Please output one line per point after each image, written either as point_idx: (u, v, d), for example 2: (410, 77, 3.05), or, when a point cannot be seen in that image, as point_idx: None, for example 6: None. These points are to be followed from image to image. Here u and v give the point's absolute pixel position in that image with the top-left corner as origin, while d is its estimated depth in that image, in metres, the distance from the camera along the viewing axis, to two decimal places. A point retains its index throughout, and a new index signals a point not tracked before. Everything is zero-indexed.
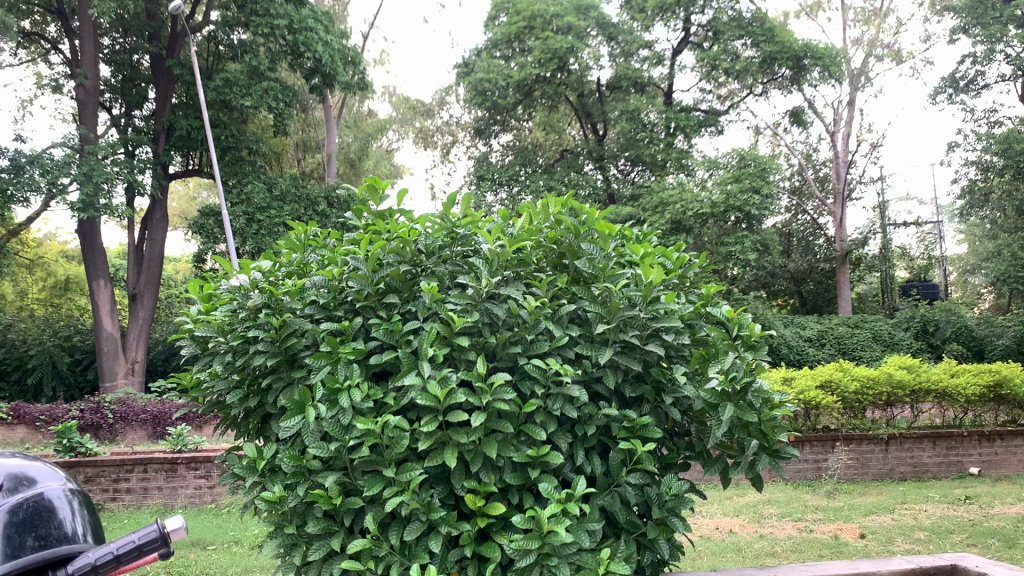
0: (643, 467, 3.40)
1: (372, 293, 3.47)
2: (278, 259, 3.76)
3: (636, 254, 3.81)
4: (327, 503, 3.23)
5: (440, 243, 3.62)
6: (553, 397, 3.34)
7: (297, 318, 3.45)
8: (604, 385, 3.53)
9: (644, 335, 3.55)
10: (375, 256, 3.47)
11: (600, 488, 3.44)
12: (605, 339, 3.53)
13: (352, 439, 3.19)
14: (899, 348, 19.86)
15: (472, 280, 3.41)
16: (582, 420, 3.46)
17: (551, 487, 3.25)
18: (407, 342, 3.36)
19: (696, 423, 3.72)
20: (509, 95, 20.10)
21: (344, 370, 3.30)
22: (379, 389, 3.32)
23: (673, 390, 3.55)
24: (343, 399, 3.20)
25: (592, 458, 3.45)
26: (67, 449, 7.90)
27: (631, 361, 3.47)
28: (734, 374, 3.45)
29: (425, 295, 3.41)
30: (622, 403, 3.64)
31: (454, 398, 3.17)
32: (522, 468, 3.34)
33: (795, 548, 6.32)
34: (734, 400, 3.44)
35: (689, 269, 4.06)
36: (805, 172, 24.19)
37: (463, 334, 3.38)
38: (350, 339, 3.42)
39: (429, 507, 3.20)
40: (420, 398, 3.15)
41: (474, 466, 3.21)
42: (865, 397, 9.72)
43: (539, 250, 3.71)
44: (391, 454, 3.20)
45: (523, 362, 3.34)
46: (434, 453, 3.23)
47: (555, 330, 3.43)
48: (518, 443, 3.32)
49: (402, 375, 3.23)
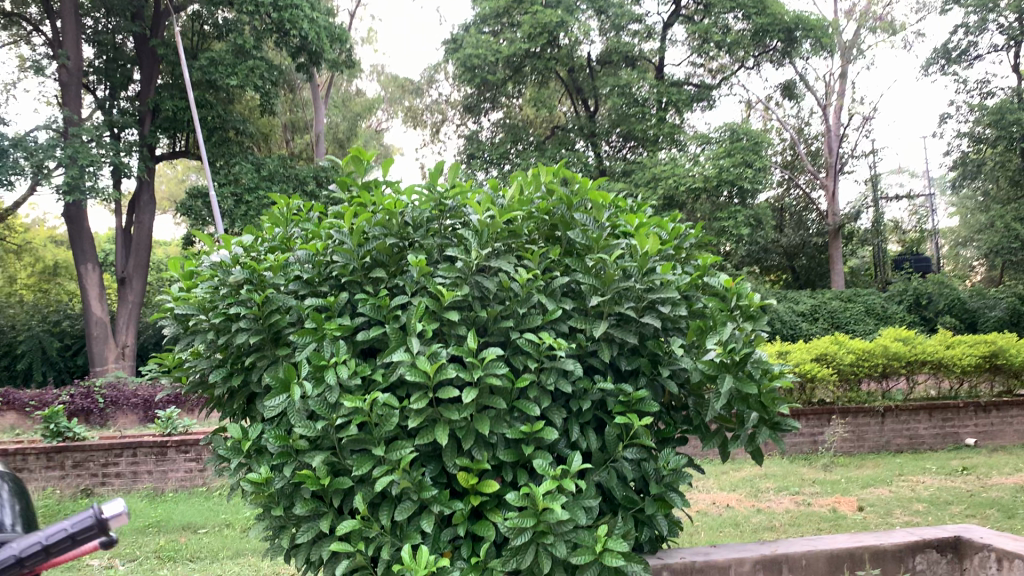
0: (640, 442, 3.31)
1: (358, 267, 3.36)
2: (260, 234, 3.63)
3: (631, 225, 3.69)
4: (315, 484, 3.14)
5: (428, 215, 3.45)
6: (546, 372, 3.24)
7: (281, 294, 3.33)
8: (598, 359, 3.44)
9: (640, 306, 3.44)
10: (361, 229, 3.35)
11: (597, 464, 3.35)
12: (599, 312, 3.43)
13: (339, 417, 3.09)
14: (893, 321, 19.84)
15: (462, 253, 3.29)
16: (577, 394, 3.36)
17: (546, 463, 3.16)
18: (395, 317, 3.25)
19: (693, 396, 3.63)
20: (499, 71, 19.87)
21: (330, 346, 3.19)
22: (367, 366, 3.21)
23: (671, 362, 3.46)
24: (330, 377, 3.09)
25: (587, 434, 3.35)
26: (55, 434, 7.79)
27: (627, 334, 3.37)
28: (733, 346, 3.34)
29: (413, 268, 3.29)
30: (617, 377, 3.54)
31: (444, 374, 3.07)
32: (515, 445, 3.24)
33: (793, 522, 6.27)
34: (733, 371, 3.33)
35: (686, 240, 3.94)
36: (797, 146, 24.07)
37: (453, 308, 3.27)
38: (337, 315, 3.31)
39: (420, 486, 3.10)
40: (410, 374, 3.05)
41: (466, 443, 3.11)
42: (861, 369, 9.67)
43: (530, 221, 3.59)
44: (380, 432, 3.10)
45: (516, 337, 3.24)
46: (424, 430, 3.13)
47: (549, 303, 3.32)
48: (511, 419, 3.23)
49: (390, 351, 3.13)
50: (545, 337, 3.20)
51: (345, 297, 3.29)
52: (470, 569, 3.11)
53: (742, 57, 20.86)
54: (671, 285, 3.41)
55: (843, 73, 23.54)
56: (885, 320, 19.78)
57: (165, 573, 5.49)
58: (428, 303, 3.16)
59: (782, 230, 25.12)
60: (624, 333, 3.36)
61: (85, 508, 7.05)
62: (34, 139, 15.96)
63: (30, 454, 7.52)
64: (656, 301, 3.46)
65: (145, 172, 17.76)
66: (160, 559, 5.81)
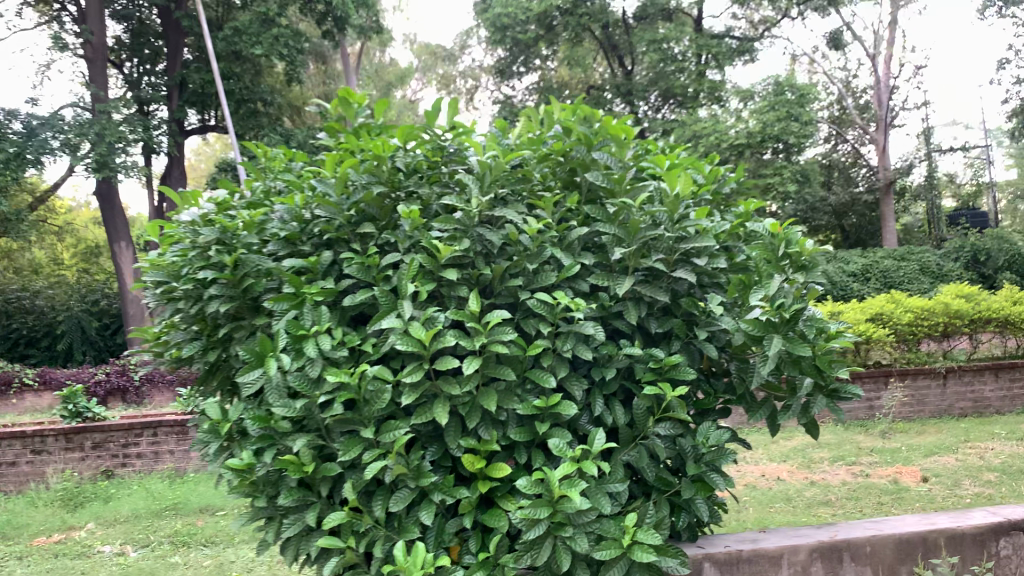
0: (674, 416, 2.84)
1: (345, 223, 2.92)
2: (237, 189, 3.21)
3: (660, 166, 3.19)
4: (299, 471, 2.73)
5: (425, 160, 3.01)
6: (563, 336, 2.79)
7: (256, 256, 2.91)
8: (624, 320, 2.97)
9: (671, 259, 2.96)
10: (346, 178, 2.91)
11: (625, 442, 2.89)
12: (624, 267, 2.95)
13: (323, 395, 2.67)
14: (949, 279, 18.94)
15: (460, 201, 2.83)
16: (600, 363, 2.90)
17: (564, 443, 2.71)
18: (386, 278, 2.83)
19: (737, 360, 3.14)
20: (531, 30, 19.24)
21: (311, 313, 2.77)
22: (355, 335, 2.79)
23: (709, 323, 2.97)
24: (310, 348, 2.67)
25: (613, 408, 2.90)
26: (74, 414, 7.59)
27: (657, 291, 2.89)
28: (783, 301, 2.86)
29: (404, 220, 2.85)
30: (648, 342, 3.07)
31: (441, 342, 2.64)
32: (530, 422, 2.80)
33: (851, 496, 5.75)
34: (782, 331, 2.85)
35: (725, 183, 3.43)
36: (845, 99, 23.06)
37: (452, 265, 2.82)
38: (321, 278, 2.88)
39: (418, 471, 2.69)
40: (402, 343, 2.62)
41: (470, 421, 2.68)
42: (920, 328, 9.04)
43: (542, 164, 3.11)
44: (371, 411, 2.68)
45: (526, 297, 2.79)
46: (422, 408, 2.71)
47: (564, 257, 2.87)
48: (524, 392, 2.79)
49: (380, 318, 2.70)
50: (562, 297, 2.75)
51: (328, 256, 2.86)
52: (478, 567, 2.69)
53: (785, 6, 19.89)
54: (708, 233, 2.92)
55: (892, 20, 22.39)
56: (941, 278, 18.90)
57: (176, 560, 5.19)
58: (422, 260, 2.72)
59: (830, 188, 24.17)
60: (654, 291, 2.90)
61: (104, 490, 6.82)
62: (63, 118, 15.79)
63: (48, 436, 7.30)
64: (690, 252, 2.98)
65: (174, 147, 17.56)
66: (174, 544, 5.52)
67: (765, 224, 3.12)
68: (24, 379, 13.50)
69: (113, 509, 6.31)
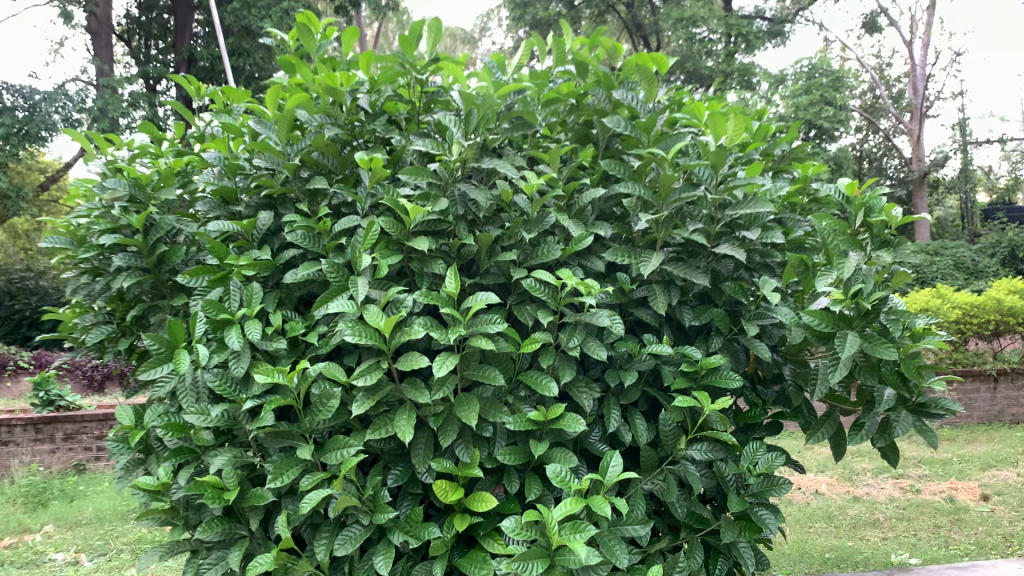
0: (713, 434, 2.17)
1: (289, 177, 2.25)
2: (161, 136, 2.56)
3: (699, 114, 2.49)
4: (220, 498, 2.09)
5: (397, 98, 2.33)
6: (569, 329, 2.13)
7: (176, 218, 2.26)
8: (649, 309, 2.29)
9: (712, 232, 2.28)
10: (291, 117, 2.25)
11: (647, 467, 2.23)
12: (652, 243, 2.28)
13: (249, 400, 2.03)
14: (985, 276, 18.01)
15: (437, 146, 2.14)
16: (618, 364, 2.23)
17: (567, 470, 2.04)
18: (340, 248, 2.16)
19: (793, 363, 2.46)
20: (552, 9, 18.46)
21: (239, 292, 2.11)
22: (297, 322, 2.13)
23: (759, 315, 2.29)
24: (233, 338, 2.03)
25: (633, 422, 2.23)
26: (46, 403, 7.02)
27: (696, 273, 2.22)
28: (860, 288, 2.16)
29: (363, 171, 2.16)
30: (679, 339, 2.39)
31: (406, 332, 1.98)
32: (524, 441, 2.14)
33: (902, 516, 5.03)
34: (857, 327, 2.17)
35: (778, 143, 2.72)
36: (880, 86, 22.11)
37: (426, 233, 2.15)
38: (256, 247, 2.22)
39: (373, 503, 2.03)
40: (353, 334, 1.96)
41: (444, 438, 2.03)
42: (967, 327, 8.27)
43: (548, 109, 2.43)
44: (313, 422, 2.03)
45: (521, 276, 2.12)
46: (381, 420, 2.05)
47: (572, 226, 2.19)
48: (517, 400, 2.12)
49: (325, 300, 2.05)
50: (569, 276, 2.09)
51: (266, 217, 2.19)
52: None
53: None
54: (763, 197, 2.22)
55: (931, 4, 21.35)
56: (977, 274, 17.97)
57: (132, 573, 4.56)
58: (384, 226, 2.04)
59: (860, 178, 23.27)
60: (691, 273, 2.22)
61: (73, 487, 6.24)
62: (66, 92, 15.21)
63: (16, 426, 6.73)
64: (739, 222, 2.29)
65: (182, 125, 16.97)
66: (134, 553, 4.91)
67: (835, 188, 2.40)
68: (19, 362, 13.03)
69: (76, 510, 5.71)
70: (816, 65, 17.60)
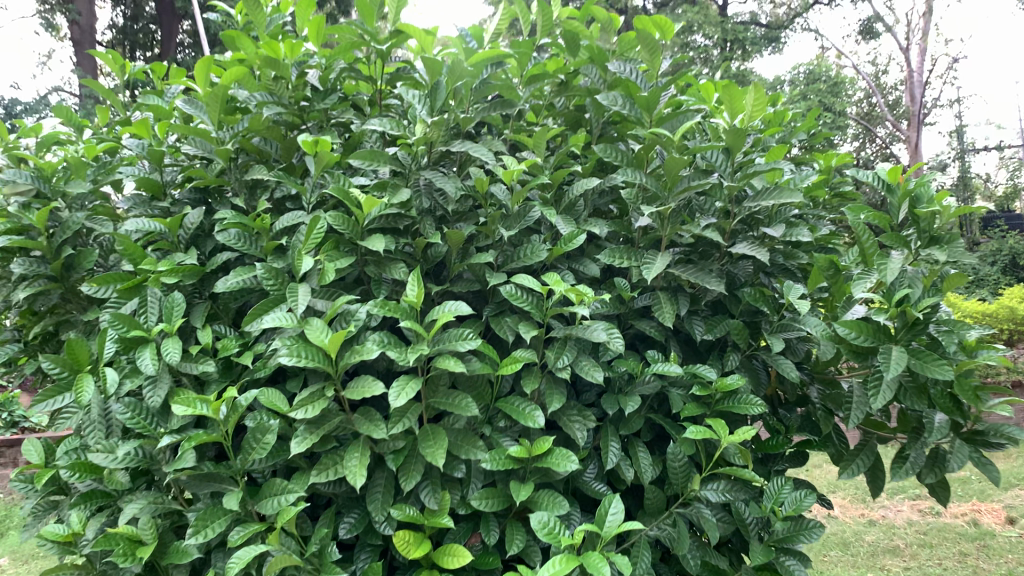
0: (731, 471, 1.81)
1: (223, 167, 1.89)
2: (81, 123, 2.19)
3: (709, 91, 2.13)
4: (134, 558, 1.69)
5: (352, 73, 1.97)
6: (557, 346, 1.76)
7: (88, 216, 1.89)
8: (653, 321, 1.93)
9: (728, 228, 1.92)
10: (225, 95, 1.89)
11: (652, 511, 1.86)
12: (657, 242, 1.92)
13: (167, 436, 1.66)
14: (986, 284, 17.67)
15: (396, 126, 1.77)
16: (616, 388, 1.87)
17: (557, 519, 1.67)
18: (280, 250, 1.80)
19: (821, 382, 2.11)
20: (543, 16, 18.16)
21: (157, 303, 1.74)
22: (229, 339, 1.77)
23: (783, 327, 1.93)
24: (146, 360, 1.66)
25: (635, 457, 1.87)
26: (8, 426, 6.63)
27: (709, 277, 1.86)
28: (907, 294, 1.80)
29: (308, 157, 1.80)
30: (688, 356, 2.03)
31: (357, 351, 1.61)
32: (504, 481, 1.77)
33: (923, 542, 4.65)
34: (902, 341, 1.81)
35: (796, 129, 2.36)
36: (877, 93, 21.84)
37: (384, 231, 1.78)
38: (182, 250, 1.86)
39: (320, 561, 1.66)
40: (291, 354, 1.59)
41: (406, 480, 1.66)
42: None
43: (532, 87, 2.07)
44: (245, 462, 1.67)
45: (498, 281, 1.76)
46: (329, 458, 1.69)
47: (561, 223, 1.84)
48: (495, 433, 1.75)
49: (258, 314, 1.68)
50: (558, 282, 1.72)
51: (194, 214, 1.84)
52: None
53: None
54: (789, 187, 1.85)
55: (928, 10, 21.09)
56: (979, 283, 17.63)
57: None
58: (331, 222, 1.67)
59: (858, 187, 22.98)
60: (704, 277, 1.86)
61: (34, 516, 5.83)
62: (47, 103, 14.85)
63: None
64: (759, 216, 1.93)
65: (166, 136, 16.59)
66: None
67: (874, 174, 2.01)
68: None
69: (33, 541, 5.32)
70: (813, 70, 17.30)
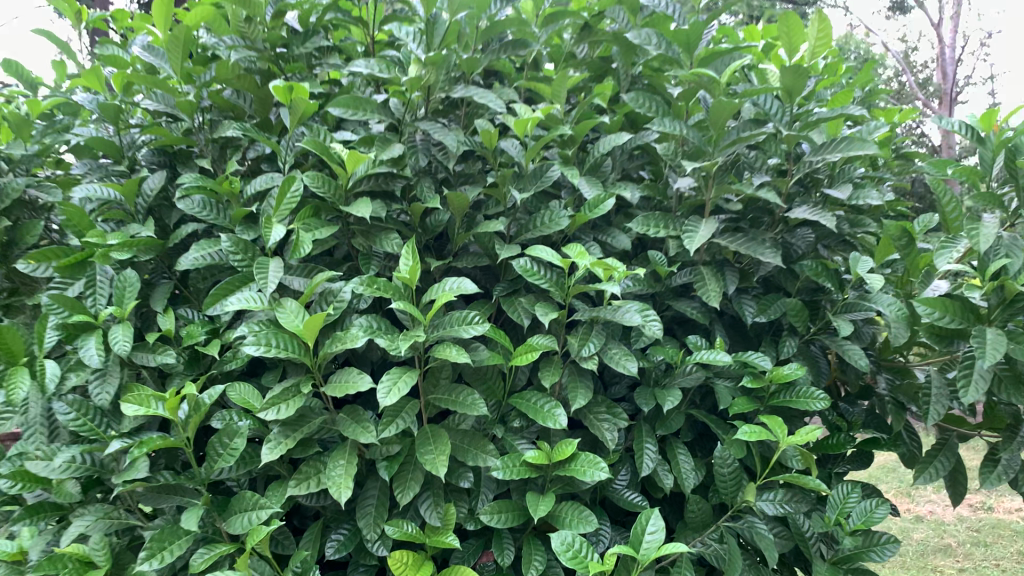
0: (792, 478, 1.51)
1: (188, 124, 1.62)
2: (36, 82, 1.93)
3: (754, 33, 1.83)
4: None
5: (339, 14, 1.69)
6: (582, 332, 1.47)
7: (31, 183, 1.62)
8: (694, 302, 1.63)
9: (784, 188, 1.62)
10: (189, 39, 1.61)
11: (696, 525, 1.57)
12: (700, 208, 1.62)
13: (116, 439, 1.39)
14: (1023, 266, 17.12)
15: (387, 70, 1.48)
16: (652, 380, 1.58)
17: (584, 539, 1.38)
18: (252, 219, 1.52)
19: (889, 370, 1.81)
20: None
21: (107, 283, 1.48)
22: (193, 326, 1.50)
23: (849, 306, 1.63)
24: (91, 350, 1.39)
25: (674, 461, 1.58)
26: None
27: (762, 248, 1.56)
28: (1005, 264, 1.49)
29: (284, 109, 1.52)
30: (735, 342, 1.73)
31: (340, 339, 1.33)
32: (520, 492, 1.49)
33: (977, 541, 4.32)
34: (999, 321, 1.50)
35: (854, 81, 2.05)
36: (908, 71, 21.24)
37: (374, 196, 1.50)
38: (141, 221, 1.59)
39: None
40: (259, 342, 1.31)
41: (401, 493, 1.38)
42: None
43: (548, 29, 1.78)
44: (210, 471, 1.40)
45: (511, 254, 1.47)
46: (310, 467, 1.41)
47: (586, 186, 1.56)
48: (509, 435, 1.47)
49: (223, 294, 1.40)
50: (582, 255, 1.43)
51: (153, 179, 1.57)
52: None
53: None
54: (858, 138, 1.54)
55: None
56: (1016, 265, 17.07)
57: None
58: (308, 182, 1.39)
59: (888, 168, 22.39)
60: (756, 248, 1.56)
61: None
62: None
63: None
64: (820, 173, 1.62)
65: None
66: None
67: (960, 120, 1.69)
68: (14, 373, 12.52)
69: None
70: (842, 47, 16.77)
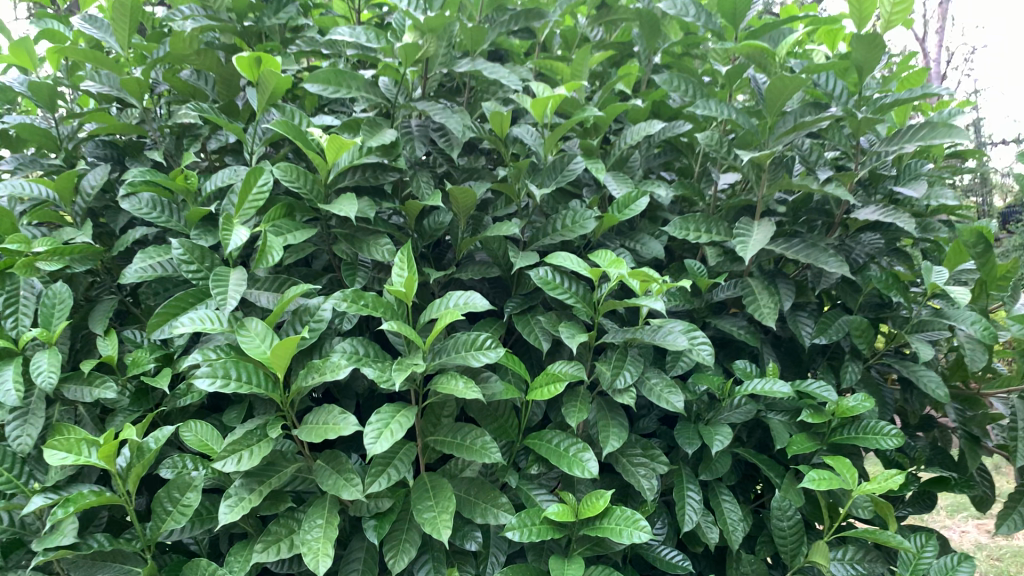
0: (867, 534, 1.24)
1: (137, 109, 1.36)
2: None
3: (797, 11, 1.59)
4: None
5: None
6: (613, 358, 1.21)
7: None
8: (740, 320, 1.38)
9: (848, 184, 1.35)
10: (138, 9, 1.36)
11: None
12: (748, 208, 1.36)
13: (38, 495, 1.11)
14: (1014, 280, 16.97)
15: (378, 41, 1.23)
16: (694, 414, 1.32)
17: None
18: (212, 222, 1.26)
19: (957, 399, 1.56)
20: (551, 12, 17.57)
21: (31, 299, 1.21)
22: (140, 351, 1.23)
23: (923, 324, 1.38)
24: (7, 382, 1.12)
25: (718, 509, 1.32)
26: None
27: (825, 255, 1.30)
28: None
29: (253, 88, 1.26)
30: (785, 368, 1.48)
31: (319, 368, 1.07)
32: (538, 553, 1.22)
33: (1002, 573, 4.02)
34: None
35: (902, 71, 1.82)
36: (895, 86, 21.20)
37: (361, 193, 1.24)
38: (78, 225, 1.32)
39: None
40: (216, 373, 1.04)
41: (393, 560, 1.11)
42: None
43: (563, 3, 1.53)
44: (156, 532, 1.12)
45: (527, 263, 1.21)
46: (281, 526, 1.14)
47: (614, 182, 1.31)
48: (524, 484, 1.20)
49: (173, 313, 1.13)
50: (615, 264, 1.17)
51: (93, 173, 1.30)
52: None
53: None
54: (941, 122, 1.27)
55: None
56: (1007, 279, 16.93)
57: None
58: (279, 175, 1.12)
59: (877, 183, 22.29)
60: (818, 256, 1.31)
61: None
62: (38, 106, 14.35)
63: None
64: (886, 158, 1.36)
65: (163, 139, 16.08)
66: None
67: None
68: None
69: None
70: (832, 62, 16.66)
